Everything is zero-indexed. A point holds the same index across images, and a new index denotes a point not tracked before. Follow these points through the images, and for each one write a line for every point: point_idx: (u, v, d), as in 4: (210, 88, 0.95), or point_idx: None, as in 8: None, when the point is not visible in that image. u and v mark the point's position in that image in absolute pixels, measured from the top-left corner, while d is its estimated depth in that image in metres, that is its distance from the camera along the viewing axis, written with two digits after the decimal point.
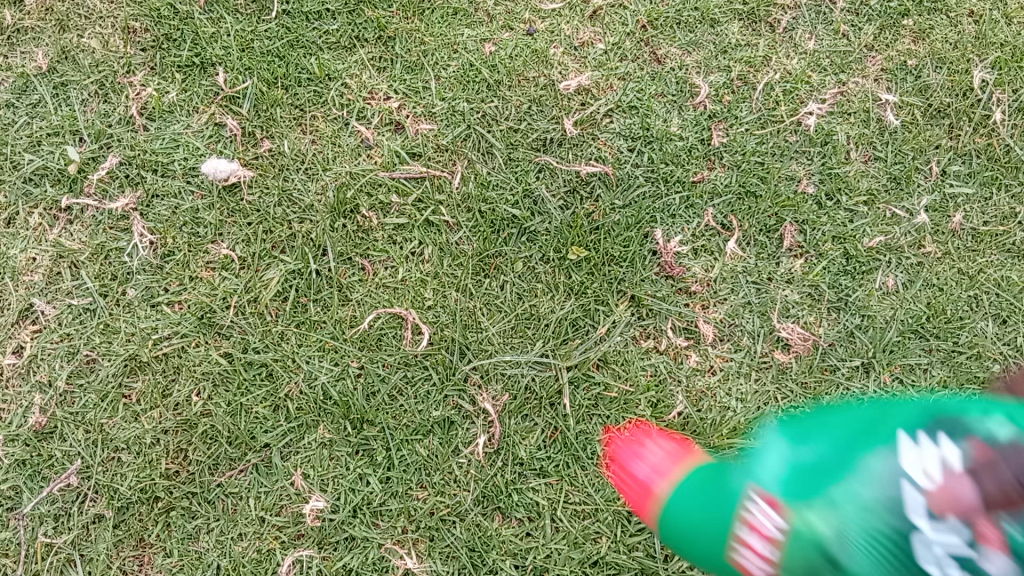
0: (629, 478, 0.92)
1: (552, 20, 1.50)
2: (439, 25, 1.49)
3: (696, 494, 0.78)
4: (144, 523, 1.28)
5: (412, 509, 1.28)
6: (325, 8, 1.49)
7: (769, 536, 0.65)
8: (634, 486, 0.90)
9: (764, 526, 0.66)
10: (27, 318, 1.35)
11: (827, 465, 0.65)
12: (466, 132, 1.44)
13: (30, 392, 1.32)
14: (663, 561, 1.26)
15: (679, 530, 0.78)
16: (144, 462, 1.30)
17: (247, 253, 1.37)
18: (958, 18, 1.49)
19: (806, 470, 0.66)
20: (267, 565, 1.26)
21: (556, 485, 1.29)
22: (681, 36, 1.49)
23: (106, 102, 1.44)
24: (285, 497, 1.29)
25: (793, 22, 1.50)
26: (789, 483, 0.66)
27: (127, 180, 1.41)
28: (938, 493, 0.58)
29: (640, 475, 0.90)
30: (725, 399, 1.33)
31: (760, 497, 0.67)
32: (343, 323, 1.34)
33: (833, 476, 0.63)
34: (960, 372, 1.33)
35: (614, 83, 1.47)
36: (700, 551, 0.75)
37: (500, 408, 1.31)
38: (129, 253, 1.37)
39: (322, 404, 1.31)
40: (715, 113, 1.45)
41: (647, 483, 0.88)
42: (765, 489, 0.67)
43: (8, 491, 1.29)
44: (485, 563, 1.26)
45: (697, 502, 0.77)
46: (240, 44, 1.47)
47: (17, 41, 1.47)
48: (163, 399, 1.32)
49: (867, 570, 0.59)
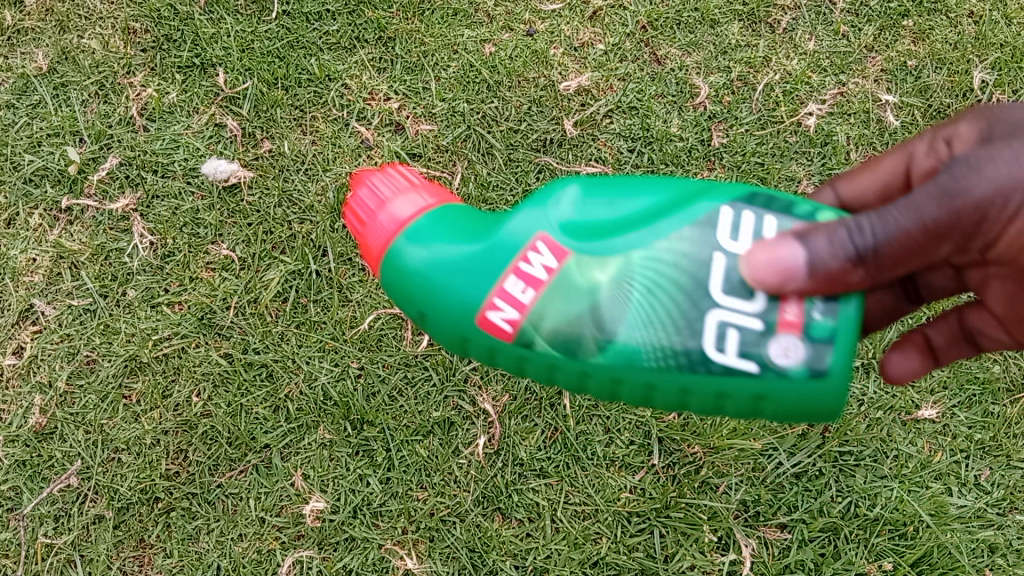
0: (382, 196, 0.82)
1: (552, 20, 1.50)
2: (440, 26, 1.49)
3: (442, 230, 0.79)
4: (144, 523, 1.28)
5: (412, 510, 1.28)
6: (326, 8, 1.49)
7: (540, 280, 0.75)
8: (382, 214, 0.81)
9: (538, 270, 0.75)
10: (27, 318, 1.35)
11: (624, 225, 0.76)
12: (466, 132, 1.44)
13: (30, 392, 1.32)
14: (663, 561, 1.26)
15: (433, 261, 0.78)
16: (144, 463, 1.30)
17: (247, 253, 1.37)
18: (958, 18, 1.49)
19: (593, 225, 0.76)
20: (267, 565, 1.27)
21: (556, 485, 1.29)
22: (681, 37, 1.49)
23: (106, 102, 1.44)
24: (285, 497, 1.29)
25: (793, 22, 1.50)
26: (582, 238, 0.76)
27: (127, 180, 1.41)
28: (754, 264, 0.72)
29: (394, 211, 0.81)
30: None
31: (543, 246, 0.76)
32: (343, 324, 1.34)
33: (621, 233, 0.75)
34: (961, 373, 1.31)
35: (614, 83, 1.47)
36: (446, 306, 0.78)
37: (500, 409, 1.31)
38: (129, 253, 1.37)
39: (322, 404, 1.31)
40: (715, 113, 1.45)
41: (398, 218, 0.81)
42: (556, 239, 0.76)
43: (8, 491, 1.29)
44: (485, 563, 1.26)
45: (467, 241, 0.78)
46: (240, 44, 1.47)
47: (18, 42, 1.47)
48: (163, 399, 1.32)
49: (638, 323, 0.74)
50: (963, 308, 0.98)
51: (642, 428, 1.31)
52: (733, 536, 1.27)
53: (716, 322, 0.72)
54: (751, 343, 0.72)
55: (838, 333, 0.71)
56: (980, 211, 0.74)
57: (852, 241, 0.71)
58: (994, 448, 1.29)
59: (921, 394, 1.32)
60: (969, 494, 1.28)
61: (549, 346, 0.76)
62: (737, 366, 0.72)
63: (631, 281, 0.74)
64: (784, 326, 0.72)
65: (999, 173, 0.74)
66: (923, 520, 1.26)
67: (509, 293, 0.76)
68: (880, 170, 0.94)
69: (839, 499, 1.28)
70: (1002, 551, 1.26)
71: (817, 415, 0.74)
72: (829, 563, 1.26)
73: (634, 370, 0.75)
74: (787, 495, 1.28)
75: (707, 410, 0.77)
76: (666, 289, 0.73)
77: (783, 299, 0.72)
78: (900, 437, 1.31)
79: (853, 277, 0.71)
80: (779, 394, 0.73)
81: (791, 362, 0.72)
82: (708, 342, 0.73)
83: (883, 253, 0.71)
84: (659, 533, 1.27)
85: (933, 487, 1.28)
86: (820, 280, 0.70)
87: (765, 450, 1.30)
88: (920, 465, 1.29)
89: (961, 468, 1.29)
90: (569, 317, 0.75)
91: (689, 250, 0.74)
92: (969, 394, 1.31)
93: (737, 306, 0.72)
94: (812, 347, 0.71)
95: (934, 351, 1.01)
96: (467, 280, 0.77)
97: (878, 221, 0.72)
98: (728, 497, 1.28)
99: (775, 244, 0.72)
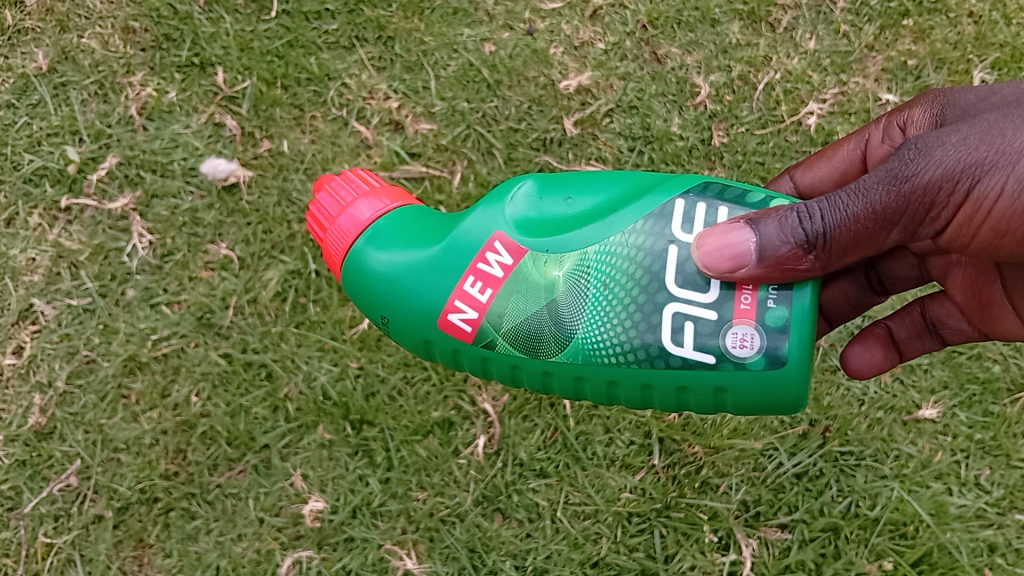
0: (347, 203, 0.88)
1: (552, 20, 1.49)
2: (439, 25, 1.48)
3: (399, 234, 0.85)
4: (144, 523, 1.28)
5: (412, 510, 1.28)
6: (325, 8, 1.48)
7: (495, 278, 0.79)
8: (344, 218, 0.87)
9: (491, 269, 0.80)
10: (27, 318, 1.35)
11: (577, 221, 0.79)
12: (466, 131, 1.44)
13: (30, 392, 1.32)
14: (663, 561, 1.26)
15: (393, 264, 0.84)
16: (144, 462, 1.30)
17: (247, 253, 1.37)
18: (958, 17, 1.48)
19: (547, 222, 0.80)
20: (267, 565, 1.26)
21: (555, 485, 1.28)
22: (681, 36, 1.49)
23: (106, 102, 1.44)
24: (285, 497, 1.28)
25: (794, 22, 1.49)
26: (534, 234, 0.79)
27: (127, 180, 1.40)
28: (706, 255, 0.72)
29: (356, 219, 0.87)
30: None
31: (497, 244, 0.80)
32: (343, 324, 1.33)
33: (571, 229, 0.78)
34: (961, 373, 1.31)
35: (614, 83, 1.47)
36: (409, 308, 0.84)
37: (500, 409, 1.30)
38: (129, 253, 1.37)
39: (322, 404, 1.30)
40: (715, 113, 1.45)
41: (360, 222, 0.87)
42: (510, 237, 0.80)
43: (8, 491, 1.29)
44: (485, 564, 1.26)
45: (424, 245, 0.83)
46: (239, 44, 1.46)
47: (18, 42, 1.46)
48: (163, 399, 1.32)
49: (595, 316, 0.76)
50: (926, 300, 1.03)
51: (642, 428, 1.30)
52: (733, 536, 1.26)
53: (672, 314, 0.74)
54: (707, 334, 0.73)
55: (792, 323, 0.72)
56: (929, 197, 0.71)
57: (801, 227, 0.71)
58: (994, 448, 1.29)
59: (921, 393, 1.31)
60: (969, 494, 1.28)
61: (509, 345, 0.80)
62: (694, 359, 0.74)
63: (587, 275, 0.77)
64: (739, 316, 0.72)
65: (948, 156, 0.71)
66: (923, 520, 1.26)
67: (466, 293, 0.80)
68: (836, 159, 1.03)
69: (839, 499, 1.28)
70: (1001, 550, 1.26)
71: (777, 406, 0.76)
72: (829, 563, 1.25)
73: (594, 365, 0.78)
74: (788, 495, 1.28)
75: (670, 405, 0.79)
76: (620, 284, 0.76)
77: (737, 287, 0.73)
78: (900, 437, 1.30)
79: (804, 263, 0.70)
80: (738, 384, 0.74)
81: (748, 353, 0.72)
82: (665, 334, 0.74)
83: (832, 239, 0.70)
84: (659, 533, 1.27)
85: (933, 487, 1.28)
86: (771, 265, 0.70)
87: (765, 451, 1.30)
88: (920, 465, 1.29)
89: (961, 468, 1.29)
90: (526, 312, 0.78)
91: (643, 243, 0.75)
92: (969, 394, 1.31)
93: (691, 297, 0.74)
94: (767, 337, 0.72)
95: (896, 344, 1.03)
96: (425, 282, 0.82)
97: (828, 206, 0.71)
98: (728, 498, 1.28)
99: (726, 230, 0.71)
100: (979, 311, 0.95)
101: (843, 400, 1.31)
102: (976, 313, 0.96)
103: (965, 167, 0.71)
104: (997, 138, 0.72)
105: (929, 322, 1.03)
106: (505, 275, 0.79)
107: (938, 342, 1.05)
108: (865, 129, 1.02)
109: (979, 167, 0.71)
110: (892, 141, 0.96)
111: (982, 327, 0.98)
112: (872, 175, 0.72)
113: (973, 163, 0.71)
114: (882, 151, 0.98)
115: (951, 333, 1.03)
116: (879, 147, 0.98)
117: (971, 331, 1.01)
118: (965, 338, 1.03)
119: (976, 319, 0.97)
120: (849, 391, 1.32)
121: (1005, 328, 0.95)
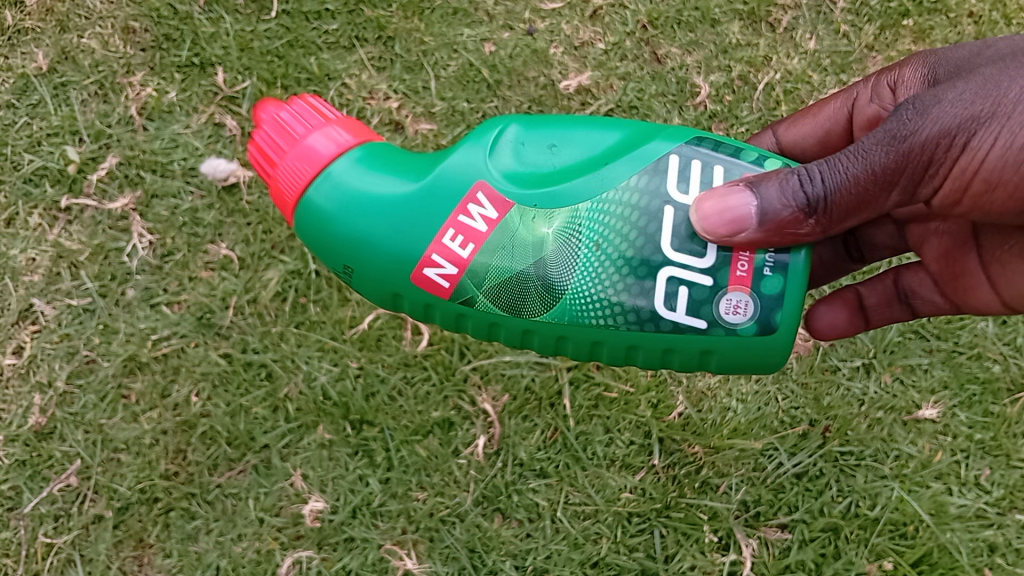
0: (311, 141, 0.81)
1: (551, 20, 1.49)
2: (440, 25, 1.48)
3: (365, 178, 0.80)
4: (144, 523, 1.28)
5: (412, 510, 1.28)
6: (325, 8, 1.49)
7: (478, 233, 0.77)
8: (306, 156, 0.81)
9: (472, 221, 0.77)
10: (27, 318, 1.35)
11: (565, 175, 0.77)
12: (466, 132, 1.44)
13: (30, 392, 1.32)
14: (663, 561, 1.26)
15: (364, 210, 0.79)
16: (144, 462, 1.30)
17: (246, 253, 1.37)
18: (958, 18, 1.48)
19: (534, 175, 0.78)
20: (267, 565, 1.26)
21: (556, 485, 1.28)
22: (681, 36, 1.49)
23: (106, 102, 1.44)
24: (285, 497, 1.28)
25: (793, 22, 1.49)
26: (520, 187, 0.77)
27: (126, 180, 1.40)
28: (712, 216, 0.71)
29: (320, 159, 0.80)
30: (726, 399, 1.31)
31: (478, 194, 0.78)
32: (343, 324, 1.33)
33: (560, 183, 0.77)
34: (961, 373, 1.32)
35: (614, 83, 1.47)
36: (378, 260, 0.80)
37: (500, 409, 1.30)
38: (129, 253, 1.37)
39: (322, 404, 1.30)
40: (715, 113, 1.45)
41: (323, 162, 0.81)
42: (493, 187, 0.77)
43: (8, 491, 1.29)
44: (486, 564, 1.26)
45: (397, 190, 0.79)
46: (240, 44, 1.46)
47: (18, 42, 1.46)
48: (163, 399, 1.32)
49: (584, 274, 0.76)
50: (899, 270, 1.04)
51: (642, 427, 1.30)
52: (733, 536, 1.26)
53: (666, 278, 0.75)
54: (701, 301, 0.75)
55: (786, 293, 0.74)
56: (927, 154, 0.74)
57: (802, 190, 0.72)
58: (994, 448, 1.29)
59: (921, 393, 1.31)
60: (969, 494, 1.28)
61: (490, 303, 0.79)
62: (685, 324, 0.76)
63: (578, 234, 0.76)
64: (734, 283, 0.74)
65: (945, 113, 0.74)
66: (923, 520, 1.26)
67: (446, 247, 0.78)
68: (821, 117, 1.05)
69: (839, 499, 1.28)
70: (1001, 550, 1.25)
71: (759, 368, 0.79)
72: (829, 563, 1.25)
73: (579, 326, 0.78)
74: (788, 495, 1.28)
75: (652, 364, 0.80)
76: (613, 245, 0.75)
77: (735, 251, 0.74)
78: (900, 437, 1.30)
79: (804, 228, 0.72)
80: (724, 348, 0.77)
81: (740, 319, 0.75)
82: (659, 299, 0.75)
83: (833, 201, 0.72)
84: (659, 533, 1.27)
85: (933, 487, 1.28)
86: (771, 230, 0.71)
87: (765, 451, 1.30)
88: (920, 465, 1.29)
89: (961, 468, 1.29)
90: (511, 270, 0.77)
91: (637, 201, 0.75)
92: (969, 394, 1.31)
93: (687, 261, 0.74)
94: (759, 305, 0.74)
95: (864, 311, 1.05)
96: (398, 231, 0.78)
97: (828, 169, 0.73)
98: (728, 498, 1.28)
99: (726, 192, 0.71)
100: (952, 283, 0.97)
101: (843, 400, 1.32)
102: (948, 285, 0.98)
103: (962, 123, 0.73)
104: (993, 94, 0.74)
105: (901, 292, 1.05)
106: (489, 230, 0.77)
107: (909, 314, 1.06)
108: (851, 89, 1.03)
109: (975, 122, 0.73)
110: (880, 99, 0.98)
111: (955, 300, 1.00)
112: (871, 137, 0.74)
113: (970, 119, 0.73)
114: (871, 110, 0.99)
115: (924, 306, 1.04)
116: (867, 106, 1.00)
117: (942, 305, 1.03)
118: (934, 312, 1.05)
119: (949, 291, 0.99)
120: (849, 391, 1.32)
121: (979, 301, 0.97)
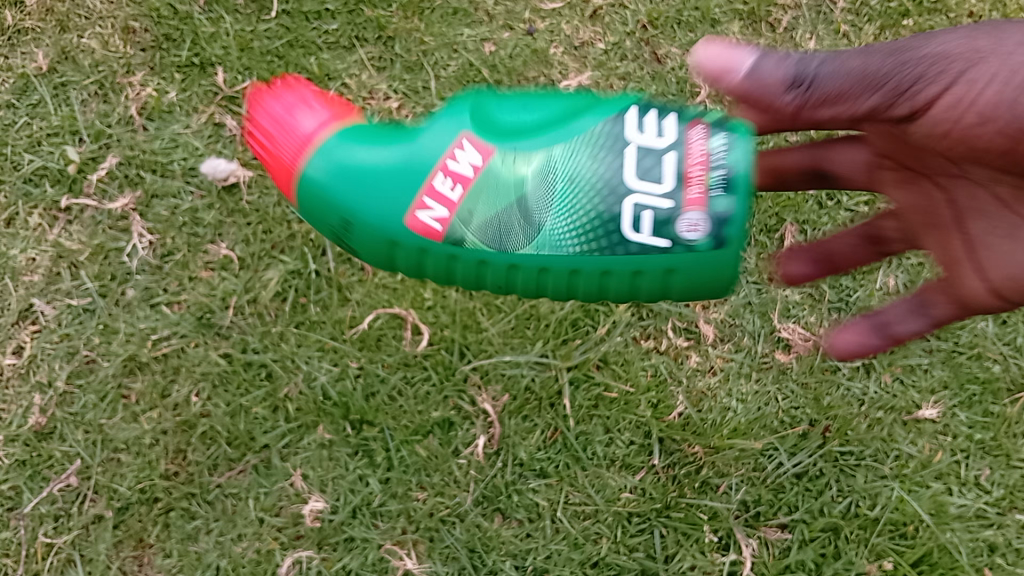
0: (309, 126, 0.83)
1: (551, 20, 1.49)
2: (439, 25, 1.48)
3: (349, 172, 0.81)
4: (144, 523, 1.28)
5: (412, 510, 1.28)
6: (325, 8, 1.49)
7: (465, 177, 0.78)
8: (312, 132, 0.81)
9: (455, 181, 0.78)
10: (27, 318, 1.35)
11: (532, 129, 0.77)
12: None
13: (30, 392, 1.32)
14: (663, 562, 1.26)
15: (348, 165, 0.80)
16: (144, 462, 1.30)
17: (246, 253, 1.37)
18: (958, 18, 1.48)
19: (501, 128, 0.78)
20: (267, 565, 1.26)
21: (556, 485, 1.28)
22: (681, 36, 1.49)
23: (106, 102, 1.44)
24: (285, 497, 1.28)
25: (793, 22, 1.49)
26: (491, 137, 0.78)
27: (127, 180, 1.40)
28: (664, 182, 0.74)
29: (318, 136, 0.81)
30: (725, 399, 1.32)
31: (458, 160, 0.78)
32: (343, 324, 1.33)
33: (524, 136, 0.77)
34: (961, 373, 1.32)
35: (614, 83, 1.47)
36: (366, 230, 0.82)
37: (500, 408, 1.30)
38: (129, 253, 1.37)
39: (321, 404, 1.30)
40: None
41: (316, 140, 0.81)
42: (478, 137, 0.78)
43: (8, 490, 1.29)
44: (485, 564, 1.26)
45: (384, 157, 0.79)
46: (240, 44, 1.46)
47: (18, 42, 1.46)
48: (163, 399, 1.32)
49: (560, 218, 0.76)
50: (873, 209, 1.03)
51: (642, 427, 1.30)
52: (733, 536, 1.26)
53: (630, 205, 0.75)
54: (663, 222, 0.74)
55: (734, 214, 0.74)
56: (921, 69, 0.76)
57: (797, 65, 0.75)
58: (994, 448, 1.29)
59: (921, 393, 1.31)
60: (969, 494, 1.27)
61: (479, 242, 0.79)
62: (649, 245, 0.76)
63: (554, 174, 0.76)
64: (690, 203, 0.74)
65: (948, 41, 0.77)
66: (923, 520, 1.26)
67: (437, 192, 0.78)
68: None
69: (839, 499, 1.28)
70: (1001, 550, 1.25)
71: (713, 290, 0.79)
72: (829, 563, 1.25)
73: (560, 257, 0.78)
74: (788, 495, 1.28)
75: (623, 291, 0.81)
76: (585, 179, 0.75)
77: (689, 174, 0.73)
78: (900, 437, 1.30)
79: (783, 98, 0.75)
80: (686, 267, 0.76)
81: (697, 237, 0.74)
82: (625, 220, 0.75)
83: (818, 84, 0.75)
84: (659, 533, 1.27)
85: (934, 487, 1.28)
86: (755, 84, 0.74)
87: (765, 451, 1.30)
88: (920, 465, 1.29)
89: (961, 468, 1.29)
90: (496, 209, 0.77)
91: (599, 140, 0.75)
92: (969, 394, 1.31)
93: (642, 185, 0.74)
94: (717, 192, 0.73)
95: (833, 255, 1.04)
96: (381, 199, 0.80)
97: (826, 59, 0.76)
98: (728, 498, 1.27)
99: (733, 44, 0.75)
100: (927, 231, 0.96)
101: (843, 400, 1.32)
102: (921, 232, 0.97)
103: (963, 52, 0.76)
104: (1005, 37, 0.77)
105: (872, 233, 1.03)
106: (476, 176, 0.77)
107: (876, 257, 1.05)
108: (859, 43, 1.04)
109: (975, 54, 0.76)
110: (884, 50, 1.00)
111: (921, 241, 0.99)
112: (875, 48, 0.77)
113: (972, 50, 0.76)
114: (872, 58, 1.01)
115: (941, 309, 0.96)
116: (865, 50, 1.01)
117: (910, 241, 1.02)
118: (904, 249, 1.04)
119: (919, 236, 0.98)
120: (849, 390, 1.32)
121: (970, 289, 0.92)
